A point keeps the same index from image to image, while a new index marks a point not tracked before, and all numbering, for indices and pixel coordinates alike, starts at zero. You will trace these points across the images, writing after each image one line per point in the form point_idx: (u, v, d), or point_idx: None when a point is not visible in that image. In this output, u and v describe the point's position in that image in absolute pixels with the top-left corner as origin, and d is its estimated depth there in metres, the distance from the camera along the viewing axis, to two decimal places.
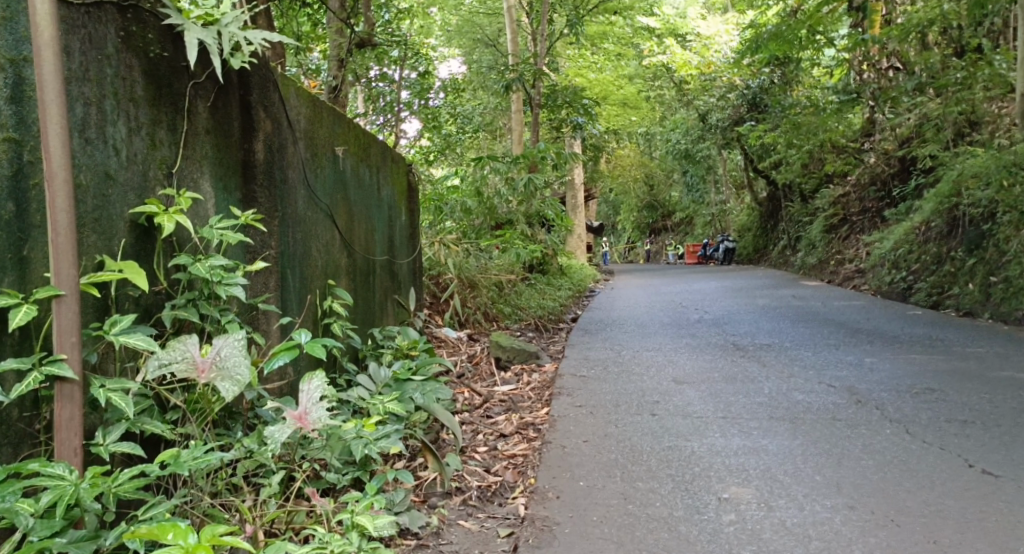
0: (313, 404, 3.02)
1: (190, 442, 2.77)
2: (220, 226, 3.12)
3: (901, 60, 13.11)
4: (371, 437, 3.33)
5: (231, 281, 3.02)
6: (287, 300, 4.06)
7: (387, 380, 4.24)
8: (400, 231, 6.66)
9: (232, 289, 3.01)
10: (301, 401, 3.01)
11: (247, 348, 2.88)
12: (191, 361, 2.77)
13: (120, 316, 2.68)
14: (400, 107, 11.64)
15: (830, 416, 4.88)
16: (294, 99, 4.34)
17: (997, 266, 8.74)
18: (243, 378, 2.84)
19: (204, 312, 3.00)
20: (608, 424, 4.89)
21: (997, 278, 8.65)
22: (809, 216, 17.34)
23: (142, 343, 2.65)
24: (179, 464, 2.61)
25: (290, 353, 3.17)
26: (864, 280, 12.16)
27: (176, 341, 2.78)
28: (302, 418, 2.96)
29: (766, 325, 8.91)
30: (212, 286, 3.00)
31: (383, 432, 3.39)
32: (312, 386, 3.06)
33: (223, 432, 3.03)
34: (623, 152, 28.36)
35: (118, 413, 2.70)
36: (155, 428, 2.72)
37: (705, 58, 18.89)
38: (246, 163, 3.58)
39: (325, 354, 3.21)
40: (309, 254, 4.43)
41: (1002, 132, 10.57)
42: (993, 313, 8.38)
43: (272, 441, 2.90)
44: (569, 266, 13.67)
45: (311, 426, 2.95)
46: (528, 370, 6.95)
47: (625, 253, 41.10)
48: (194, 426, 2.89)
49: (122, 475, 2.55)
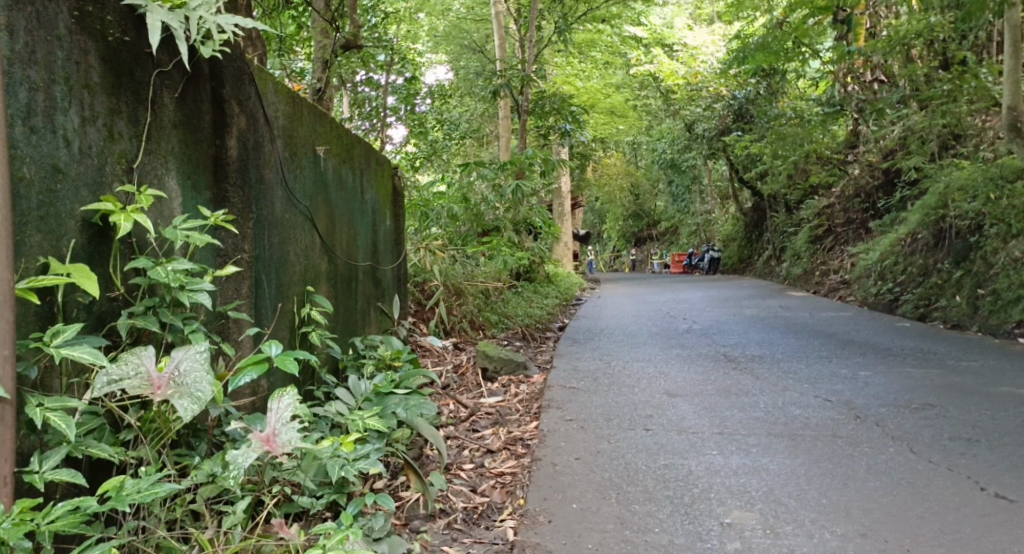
0: (282, 425, 2.79)
1: (141, 468, 2.53)
2: (184, 227, 2.88)
3: (887, 72, 13.02)
4: (349, 457, 3.10)
5: (196, 287, 2.78)
6: (261, 309, 3.82)
7: (367, 394, 4.00)
8: (384, 236, 6.41)
9: (196, 296, 2.77)
10: (268, 422, 2.78)
11: (209, 362, 2.66)
12: (145, 376, 2.54)
13: (63, 326, 2.44)
14: (386, 112, 11.43)
15: (830, 433, 4.67)
16: (272, 94, 4.10)
17: (985, 279, 8.57)
18: (204, 395, 2.60)
19: (165, 321, 2.75)
20: (600, 439, 4.66)
21: (985, 291, 8.49)
22: (794, 226, 17.21)
23: (88, 357, 2.41)
24: (122, 498, 2.37)
25: (257, 369, 2.93)
26: (850, 291, 12.02)
27: (129, 354, 2.55)
28: (269, 440, 2.74)
29: (756, 336, 8.71)
30: (174, 292, 2.76)
31: (362, 451, 3.16)
32: (282, 405, 2.86)
33: (184, 452, 2.79)
34: (610, 161, 28.23)
35: (59, 436, 2.45)
36: (102, 452, 2.47)
37: (691, 68, 18.70)
38: (218, 160, 3.34)
39: (295, 368, 2.98)
40: (287, 258, 4.19)
41: (988, 144, 10.47)
42: (983, 327, 8.21)
43: (234, 466, 2.66)
44: (555, 275, 13.48)
45: (280, 450, 2.71)
46: (516, 381, 6.71)
47: (610, 262, 40.90)
48: (148, 448, 2.64)
49: (57, 509, 2.30)
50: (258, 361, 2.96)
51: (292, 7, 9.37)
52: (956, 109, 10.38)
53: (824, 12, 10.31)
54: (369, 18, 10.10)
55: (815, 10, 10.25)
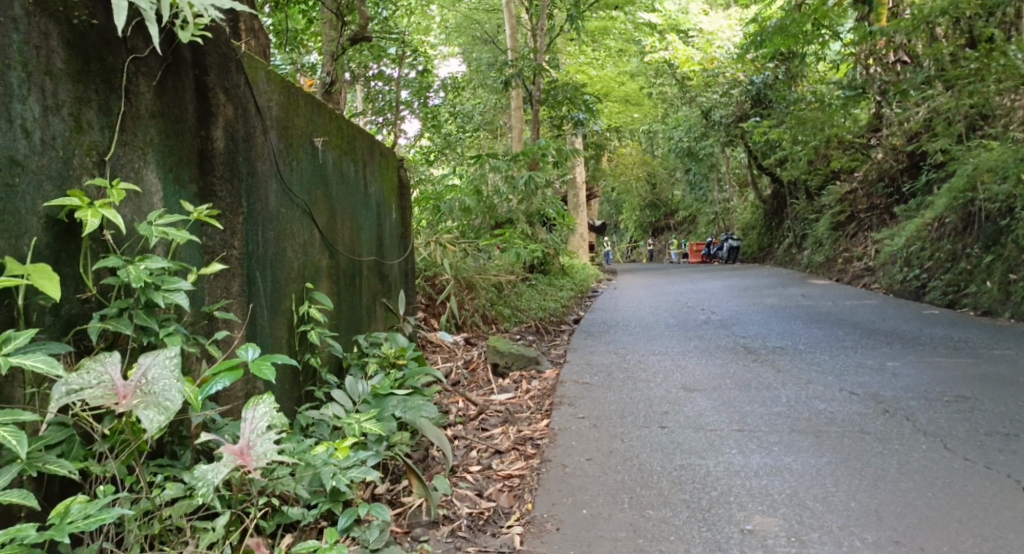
0: (258, 436, 2.70)
1: (102, 487, 2.45)
2: (160, 223, 2.77)
3: (911, 53, 12.67)
4: (342, 466, 2.97)
5: (172, 287, 2.71)
6: (256, 309, 3.67)
7: (365, 396, 3.86)
8: (390, 230, 6.25)
9: (172, 296, 2.70)
10: (241, 434, 2.69)
11: (179, 369, 2.58)
12: (109, 386, 2.47)
13: (16, 333, 2.34)
14: (399, 106, 11.25)
15: (857, 429, 4.46)
16: (264, 83, 3.93)
17: (1016, 264, 8.30)
18: (173, 405, 2.51)
19: (141, 324, 2.68)
20: (614, 438, 4.48)
21: (1016, 276, 8.21)
22: (815, 213, 16.91)
23: (43, 365, 2.33)
24: (69, 526, 2.28)
25: (231, 376, 2.80)
26: (874, 278, 11.75)
27: (92, 363, 2.48)
28: (242, 453, 2.64)
29: (777, 327, 8.50)
30: (148, 293, 2.68)
31: (356, 459, 3.01)
32: (258, 414, 2.76)
33: (164, 463, 2.72)
34: (626, 150, 27.93)
35: (11, 453, 2.36)
36: (60, 468, 2.37)
37: (707, 54, 18.13)
38: (203, 152, 3.18)
39: (271, 373, 2.86)
40: (283, 255, 4.02)
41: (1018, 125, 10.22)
42: (1015, 313, 7.95)
43: (204, 483, 2.56)
44: (571, 267, 13.28)
45: (254, 464, 2.62)
46: (528, 376, 6.53)
47: (628, 252, 40.50)
48: (114, 462, 2.56)
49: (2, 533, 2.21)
50: (233, 366, 2.85)
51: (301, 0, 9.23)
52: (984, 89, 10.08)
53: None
54: (379, 10, 9.90)
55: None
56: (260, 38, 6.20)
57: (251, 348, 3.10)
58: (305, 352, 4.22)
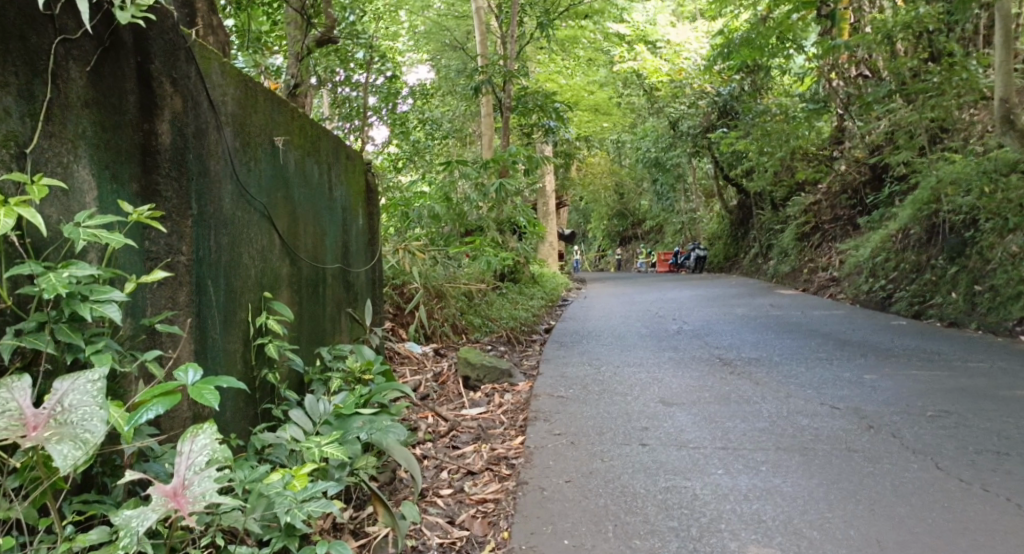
0: (195, 474, 2.42)
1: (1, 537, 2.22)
2: (89, 224, 2.50)
3: (873, 67, 12.63)
4: (298, 499, 2.69)
5: (102, 298, 2.44)
6: (206, 320, 3.36)
7: (327, 416, 3.56)
8: (356, 236, 5.95)
9: (102, 308, 2.43)
10: (176, 471, 2.41)
11: (103, 395, 2.35)
12: (17, 416, 2.26)
13: None
14: (367, 113, 10.94)
15: (843, 446, 4.24)
16: (218, 75, 3.63)
17: (981, 275, 8.20)
18: (93, 438, 2.29)
19: (65, 340, 2.42)
20: (593, 458, 4.22)
21: (982, 287, 8.10)
22: (781, 223, 16.84)
23: None
24: None
25: (166, 403, 2.51)
26: (839, 288, 11.62)
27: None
28: (175, 493, 2.36)
29: (750, 337, 8.30)
30: (74, 304, 2.41)
31: (313, 492, 2.74)
32: (197, 448, 2.49)
33: (89, 499, 2.46)
34: (594, 160, 27.82)
35: None
36: None
37: (675, 65, 18.50)
38: (147, 147, 2.91)
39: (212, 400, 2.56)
40: (238, 262, 3.72)
41: (977, 139, 10.05)
42: (981, 324, 7.80)
43: (128, 531, 2.28)
44: (540, 276, 13.04)
45: (189, 509, 2.33)
46: (500, 390, 6.25)
47: (596, 262, 40.41)
48: (22, 504, 2.32)
49: None
50: (168, 392, 2.54)
51: (267, 3, 8.92)
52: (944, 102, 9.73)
53: (808, 7, 9.94)
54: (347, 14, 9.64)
55: (800, 3, 9.88)
56: (220, 34, 5.90)
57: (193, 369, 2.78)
58: (261, 366, 3.91)
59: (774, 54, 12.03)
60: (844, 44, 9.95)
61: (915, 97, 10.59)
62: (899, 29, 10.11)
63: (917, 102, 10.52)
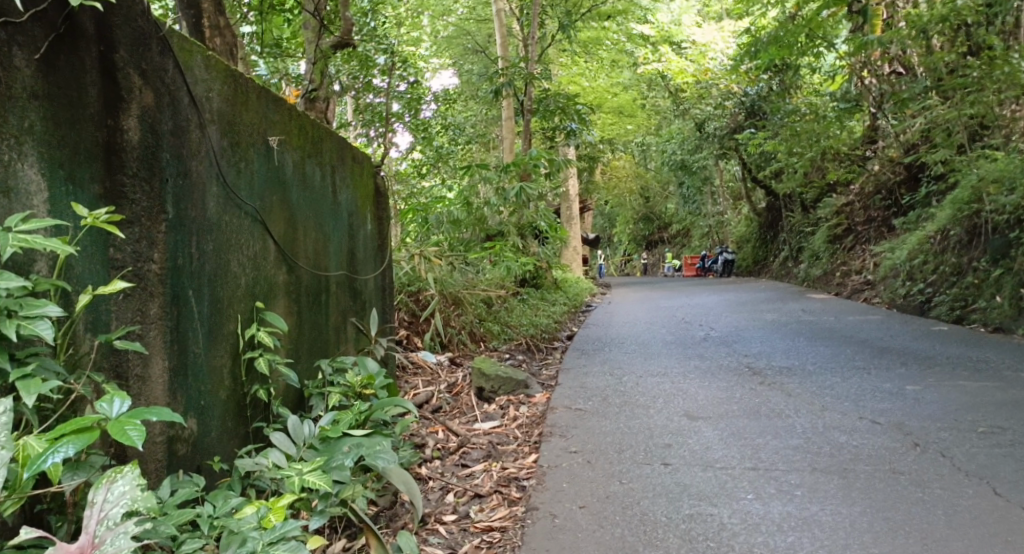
0: (107, 529, 2.19)
1: None
2: (24, 228, 2.31)
3: (906, 64, 12.18)
4: (263, 545, 2.47)
5: (36, 313, 2.31)
6: (187, 334, 3.09)
7: (312, 440, 3.29)
8: (364, 243, 5.68)
9: (33, 326, 2.29)
10: (85, 527, 2.19)
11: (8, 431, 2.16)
12: None
13: None
14: (389, 120, 10.69)
15: (887, 467, 3.92)
16: (201, 69, 3.37)
17: None
18: None
19: None
20: (610, 479, 3.92)
21: None
22: (812, 226, 16.42)
23: None
24: None
25: (82, 440, 2.25)
26: (874, 293, 11.20)
27: None
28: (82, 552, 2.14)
29: (779, 344, 7.94)
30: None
31: (279, 532, 2.51)
32: (113, 498, 2.25)
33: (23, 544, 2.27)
34: (619, 164, 27.48)
35: None
36: None
37: (701, 65, 17.89)
38: (112, 145, 2.72)
39: (131, 439, 2.30)
40: (225, 271, 3.45)
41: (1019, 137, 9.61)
42: None
43: None
44: (563, 281, 12.77)
45: None
46: (516, 402, 5.93)
47: (621, 265, 40.05)
48: None
49: None
50: (82, 428, 2.29)
51: (285, 8, 8.53)
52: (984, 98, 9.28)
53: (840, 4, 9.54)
54: (367, 19, 9.56)
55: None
56: (228, 36, 5.66)
57: (117, 400, 2.45)
58: (253, 382, 3.62)
59: (803, 53, 11.64)
60: (877, 40, 9.56)
61: (953, 94, 10.16)
62: (934, 23, 9.70)
63: (954, 98, 10.07)
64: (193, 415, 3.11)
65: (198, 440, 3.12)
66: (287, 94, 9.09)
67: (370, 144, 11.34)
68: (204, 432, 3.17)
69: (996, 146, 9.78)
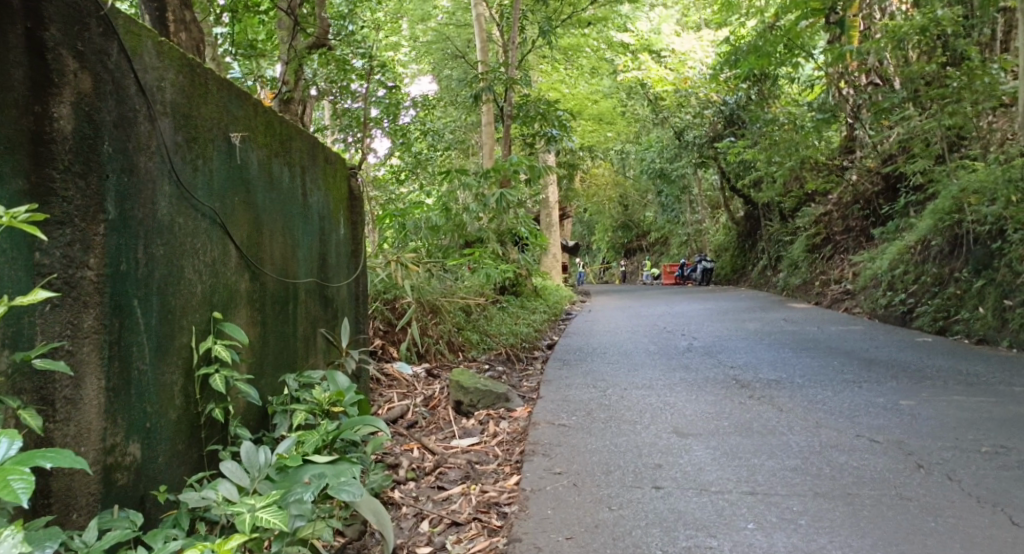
0: None
1: None
2: None
3: (883, 75, 11.99)
4: None
5: None
6: (131, 348, 2.78)
7: (268, 469, 2.99)
8: (337, 248, 5.36)
9: None
10: None
11: None
12: None
13: None
14: (368, 125, 10.38)
15: (892, 492, 3.65)
16: (153, 55, 3.03)
17: (1012, 289, 7.55)
18: None
19: None
20: (599, 505, 3.63)
21: (1013, 302, 7.46)
22: (790, 235, 16.24)
23: None
24: None
25: None
26: (855, 302, 11.00)
27: None
28: None
29: (765, 355, 7.69)
30: None
31: None
32: None
33: None
34: (598, 171, 27.28)
35: None
36: None
37: (681, 74, 17.78)
38: (40, 134, 2.49)
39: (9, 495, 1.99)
40: (178, 278, 3.12)
41: (997, 147, 9.42)
42: (1014, 342, 7.19)
43: None
44: (543, 288, 12.50)
45: None
46: (496, 416, 5.62)
47: (600, 273, 39.86)
48: None
49: None
50: None
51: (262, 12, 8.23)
52: (963, 109, 9.09)
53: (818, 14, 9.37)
54: (344, 22, 9.24)
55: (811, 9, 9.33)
56: (194, 31, 5.31)
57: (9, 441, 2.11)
58: (208, 400, 3.29)
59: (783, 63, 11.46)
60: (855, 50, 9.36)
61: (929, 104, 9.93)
62: (914, 34, 9.49)
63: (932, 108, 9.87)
64: (136, 439, 2.80)
65: (140, 467, 2.81)
66: (262, 98, 8.79)
67: (347, 151, 11.04)
68: (151, 459, 2.87)
69: (975, 157, 9.60)
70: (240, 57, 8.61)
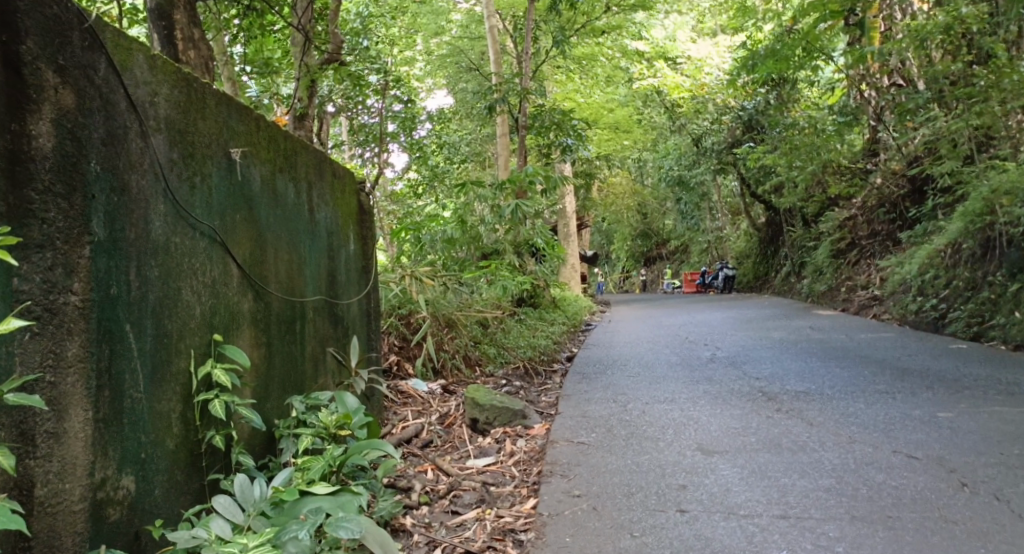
0: None
1: None
2: None
3: (906, 76, 11.72)
4: None
5: None
6: (122, 375, 2.65)
7: (263, 505, 2.92)
8: (346, 265, 5.21)
9: None
10: None
11: None
12: None
13: None
14: (383, 139, 10.26)
15: (936, 515, 3.45)
16: (145, 69, 2.87)
17: None
18: None
19: None
20: (621, 532, 3.45)
21: None
22: (814, 240, 15.96)
23: None
24: None
25: None
26: (883, 308, 10.73)
27: None
28: None
29: (792, 365, 7.47)
30: None
31: None
32: None
33: None
34: (616, 180, 27.07)
35: None
36: None
37: (698, 80, 17.61)
38: (17, 153, 2.37)
39: None
40: (175, 300, 2.97)
41: None
42: None
43: None
44: (562, 300, 12.33)
45: None
46: (513, 434, 5.44)
47: (620, 282, 39.56)
48: None
49: None
50: None
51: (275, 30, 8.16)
52: (990, 108, 8.83)
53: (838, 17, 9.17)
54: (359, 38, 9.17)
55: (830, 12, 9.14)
56: (203, 49, 5.16)
57: None
58: (209, 427, 3.14)
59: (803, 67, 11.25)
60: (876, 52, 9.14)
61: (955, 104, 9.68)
62: (937, 33, 9.24)
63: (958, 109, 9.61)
64: (129, 472, 2.67)
65: (134, 501, 2.69)
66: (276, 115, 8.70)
67: (364, 166, 10.95)
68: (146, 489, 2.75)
69: (1004, 157, 9.32)
70: (254, 74, 8.51)
